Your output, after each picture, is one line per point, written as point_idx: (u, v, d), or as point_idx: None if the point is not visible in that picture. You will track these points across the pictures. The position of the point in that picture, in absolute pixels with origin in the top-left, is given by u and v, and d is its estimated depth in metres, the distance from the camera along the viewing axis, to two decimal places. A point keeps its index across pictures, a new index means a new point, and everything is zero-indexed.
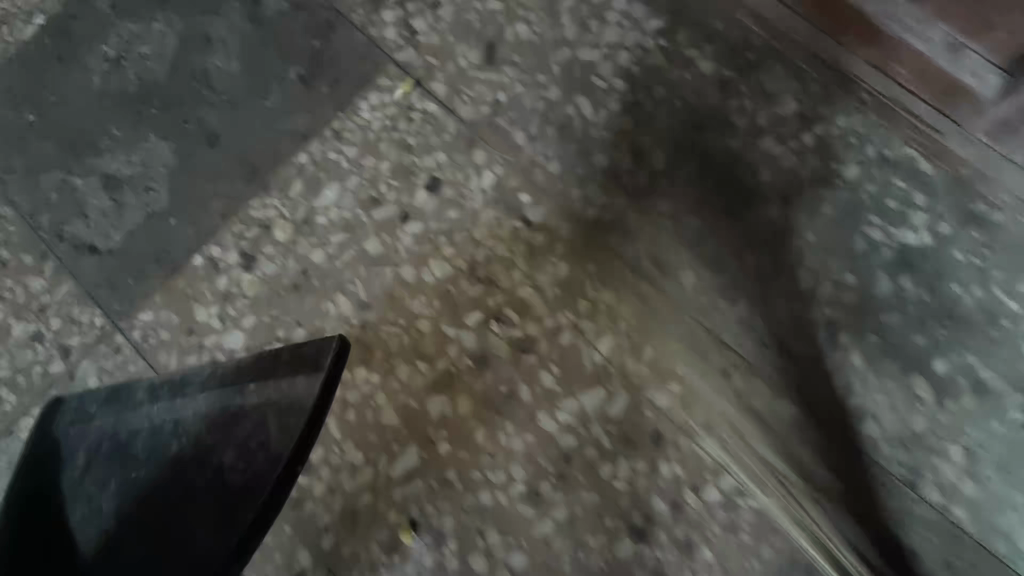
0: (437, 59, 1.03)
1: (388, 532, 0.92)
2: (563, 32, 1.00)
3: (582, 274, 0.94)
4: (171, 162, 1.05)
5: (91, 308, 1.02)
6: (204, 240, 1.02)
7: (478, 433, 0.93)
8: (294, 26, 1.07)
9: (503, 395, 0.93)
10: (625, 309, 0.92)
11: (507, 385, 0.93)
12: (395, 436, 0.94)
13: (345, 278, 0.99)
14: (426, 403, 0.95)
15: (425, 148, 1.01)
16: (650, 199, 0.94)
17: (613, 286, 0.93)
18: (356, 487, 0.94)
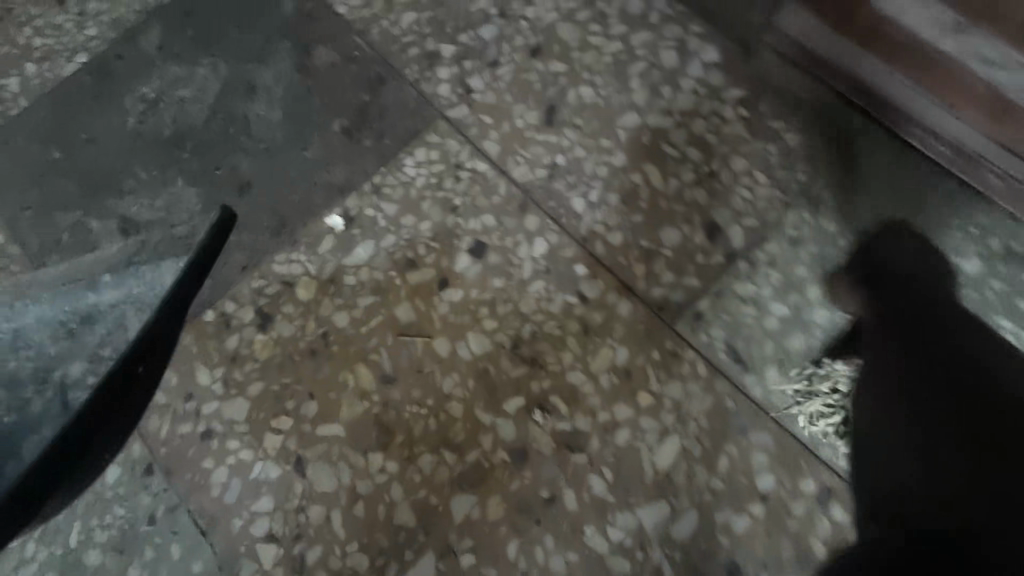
0: (491, 117, 0.95)
1: None
2: (632, 97, 0.92)
3: (644, 363, 0.82)
4: (196, 209, 0.97)
5: None
6: (218, 294, 0.92)
7: (511, 545, 0.77)
8: (343, 77, 1.01)
9: (544, 500, 0.78)
10: (696, 407, 0.79)
11: (549, 488, 0.78)
12: (410, 540, 0.78)
13: (368, 347, 0.87)
14: (450, 503, 0.79)
15: (471, 209, 0.91)
16: (728, 283, 0.83)
17: (681, 379, 0.80)
18: None
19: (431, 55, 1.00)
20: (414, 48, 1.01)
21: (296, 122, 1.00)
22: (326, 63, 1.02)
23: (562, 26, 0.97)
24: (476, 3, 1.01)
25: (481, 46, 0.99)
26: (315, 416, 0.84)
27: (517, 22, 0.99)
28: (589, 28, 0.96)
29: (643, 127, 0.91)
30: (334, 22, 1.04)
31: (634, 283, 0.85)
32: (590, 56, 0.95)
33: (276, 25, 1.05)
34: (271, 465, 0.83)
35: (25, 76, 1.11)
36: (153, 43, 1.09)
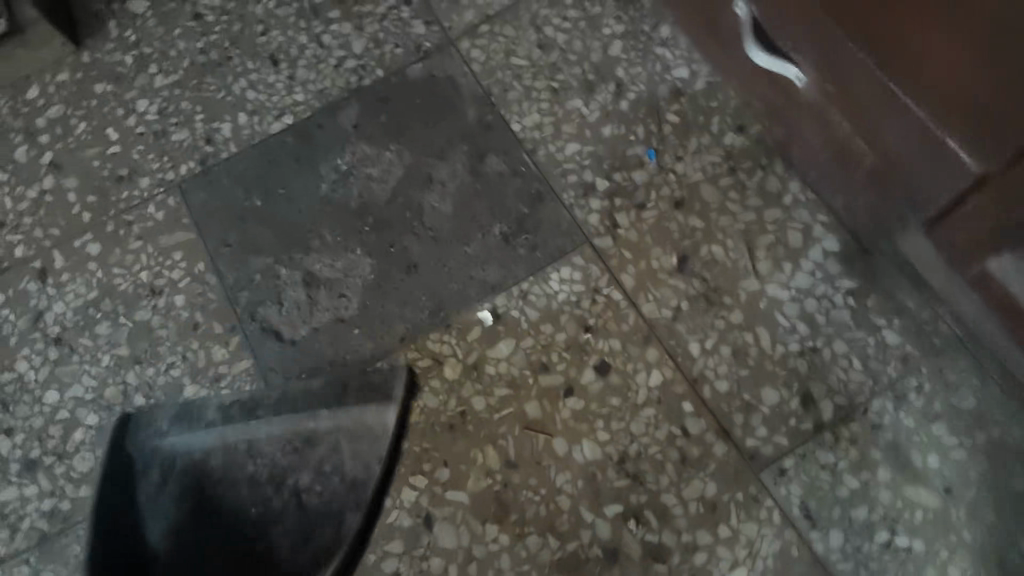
0: (631, 253, 1.12)
1: None
2: (756, 264, 1.08)
3: (729, 499, 0.98)
4: (369, 277, 1.15)
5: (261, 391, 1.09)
6: (380, 357, 1.10)
7: None
8: (508, 188, 1.18)
9: None
10: (766, 547, 0.96)
11: None
12: None
13: (498, 432, 1.04)
14: None
15: (602, 331, 1.08)
16: (813, 448, 0.99)
17: (758, 522, 0.97)
18: None
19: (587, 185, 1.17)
20: (573, 175, 1.18)
21: (463, 219, 1.17)
22: (496, 173, 1.20)
23: (705, 186, 1.13)
24: (633, 149, 1.17)
25: (631, 187, 1.16)
26: (447, 482, 1.01)
27: (667, 173, 1.15)
28: (729, 193, 1.12)
29: (760, 293, 1.07)
30: (508, 137, 1.22)
31: (731, 429, 1.01)
32: (726, 218, 1.11)
33: (459, 130, 1.23)
34: (405, 515, 1.00)
35: (235, 124, 1.27)
36: (350, 119, 1.25)
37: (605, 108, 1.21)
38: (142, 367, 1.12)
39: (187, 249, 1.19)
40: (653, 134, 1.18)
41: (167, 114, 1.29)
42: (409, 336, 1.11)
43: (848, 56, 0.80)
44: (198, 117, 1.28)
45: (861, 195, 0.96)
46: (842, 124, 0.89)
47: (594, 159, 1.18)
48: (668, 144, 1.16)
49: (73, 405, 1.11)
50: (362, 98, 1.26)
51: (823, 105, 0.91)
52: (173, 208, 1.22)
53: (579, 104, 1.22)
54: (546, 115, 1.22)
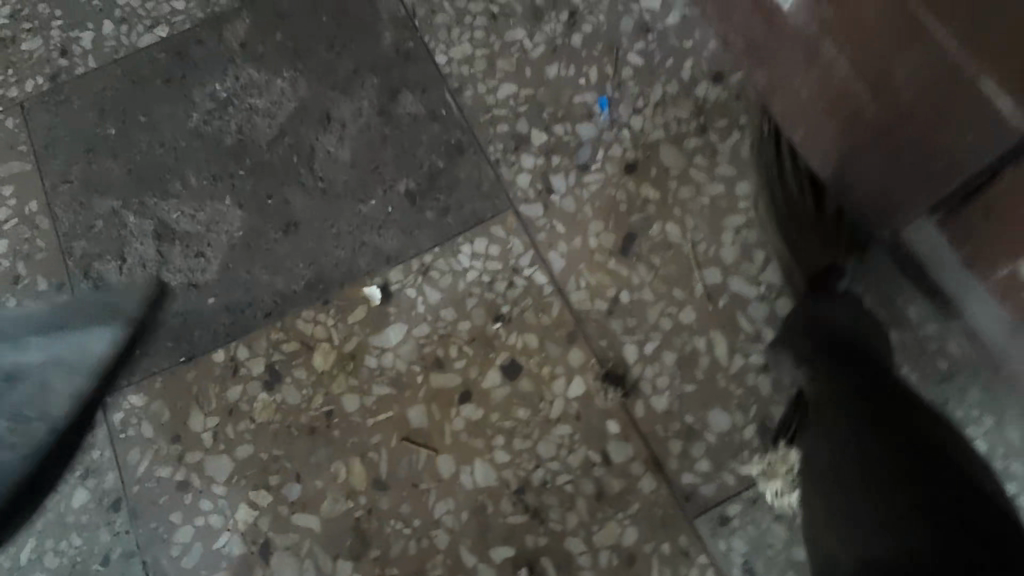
0: (564, 227, 0.88)
1: None
2: (721, 251, 0.84)
3: (652, 552, 0.76)
4: (237, 235, 0.91)
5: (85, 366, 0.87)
6: (237, 337, 0.87)
7: None
8: (423, 134, 0.94)
9: None
10: None
11: None
12: None
13: (369, 442, 0.81)
14: None
15: (517, 324, 0.85)
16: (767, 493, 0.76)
17: None
18: None
19: (520, 137, 0.92)
20: (503, 124, 0.93)
21: (362, 170, 0.93)
22: (410, 114, 0.95)
23: (666, 148, 0.89)
24: (583, 95, 0.93)
25: (574, 144, 0.91)
26: (297, 501, 0.80)
27: (620, 128, 0.91)
28: (695, 158, 0.88)
29: (721, 289, 0.83)
30: (429, 71, 0.96)
31: (665, 461, 0.78)
32: (688, 191, 0.87)
33: (371, 57, 0.98)
34: (236, 540, 0.79)
35: (98, 33, 1.02)
36: (238, 36, 1.00)
37: (553, 41, 0.95)
38: None
39: (20, 185, 0.95)
40: (609, 79, 0.93)
41: (18, 17, 1.04)
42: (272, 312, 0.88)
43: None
44: (56, 23, 1.03)
45: (854, 174, 0.72)
46: (842, 69, 0.65)
47: (532, 105, 0.93)
48: (626, 92, 0.92)
49: None
50: (255, 10, 1.00)
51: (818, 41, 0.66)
52: (11, 131, 0.98)
53: (521, 34, 0.96)
54: (479, 46, 0.97)
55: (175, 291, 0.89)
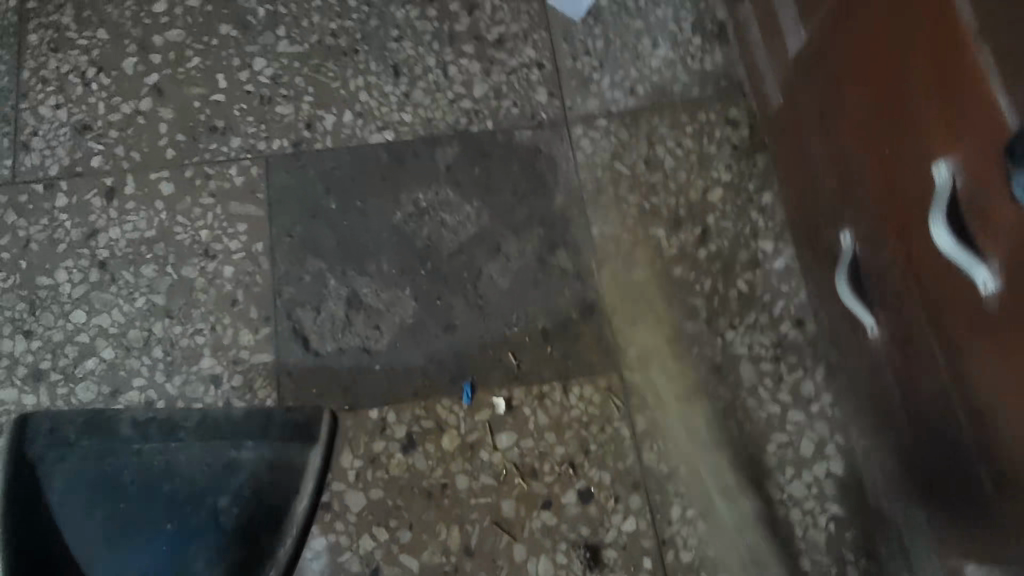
0: (651, 399, 1.15)
1: None
2: (762, 455, 1.12)
3: None
4: (408, 321, 1.17)
5: (270, 389, 1.11)
6: (389, 402, 1.12)
7: None
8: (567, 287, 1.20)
9: None
10: None
11: None
12: None
13: (468, 516, 1.08)
14: None
15: (598, 461, 1.11)
16: None
17: None
18: None
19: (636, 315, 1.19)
20: (629, 300, 1.19)
21: (512, 300, 1.19)
22: (560, 269, 1.21)
23: (745, 362, 1.16)
24: (694, 298, 1.20)
25: (679, 334, 1.18)
26: (405, 544, 1.06)
27: (716, 335, 1.18)
28: (765, 377, 1.15)
29: (753, 484, 1.11)
30: (584, 238, 1.23)
31: None
32: (751, 401, 1.14)
33: (542, 210, 1.24)
34: (355, 561, 1.05)
35: (339, 120, 1.25)
36: (446, 159, 1.25)
37: (683, 248, 1.22)
38: (171, 322, 1.13)
39: (252, 226, 1.19)
40: (718, 292, 1.20)
41: (278, 82, 1.26)
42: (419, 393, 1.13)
43: (920, 348, 0.85)
44: (308, 99, 1.26)
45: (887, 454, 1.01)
46: (896, 390, 0.94)
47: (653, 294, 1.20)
48: (728, 308, 1.19)
49: (94, 333, 1.12)
50: (465, 143, 1.26)
51: (886, 365, 0.95)
52: (253, 177, 1.21)
53: (660, 234, 1.23)
54: (627, 231, 1.23)
55: (353, 352, 1.14)
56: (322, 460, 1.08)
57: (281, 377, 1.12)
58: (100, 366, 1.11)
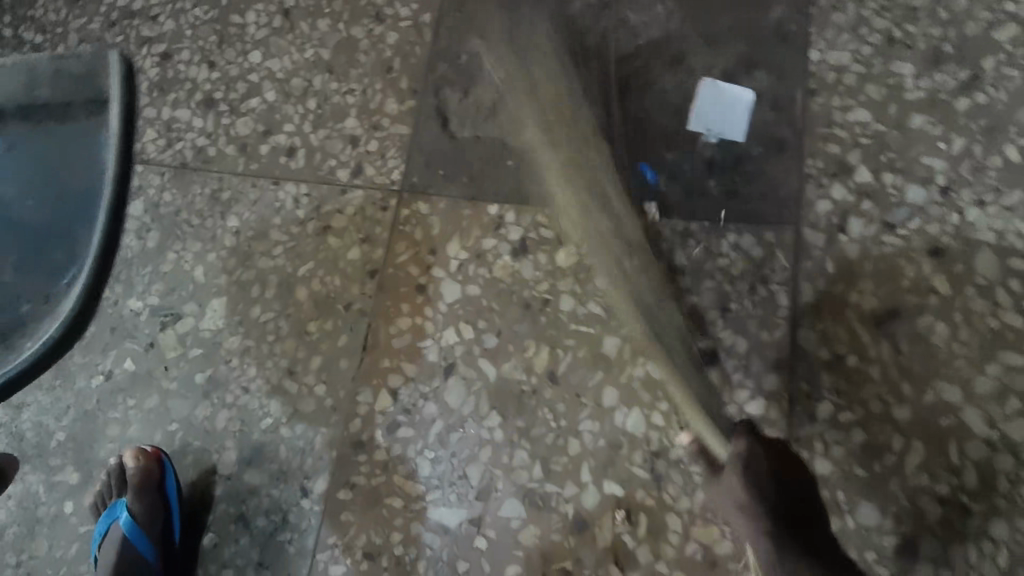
0: (833, 269, 0.87)
1: (382, 525, 0.89)
2: (976, 378, 0.80)
3: (741, 559, 0.80)
4: (555, 122, 1.03)
5: (66, 96, 1.23)
6: (511, 201, 1.01)
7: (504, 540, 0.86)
8: (720, 115, 0.97)
9: (561, 551, 0.85)
10: None
11: (571, 548, 0.85)
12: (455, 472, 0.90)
13: (563, 340, 0.93)
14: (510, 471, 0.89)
15: (736, 324, 0.88)
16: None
17: None
18: (386, 480, 0.91)
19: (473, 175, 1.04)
20: (835, 145, 0.91)
21: (681, 118, 0.98)
22: (742, 97, 0.96)
23: (986, 253, 0.83)
24: (932, 159, 0.88)
25: (894, 201, 0.87)
26: (488, 350, 0.95)
27: (951, 211, 0.86)
28: (1011, 278, 0.82)
29: (951, 408, 0.80)
30: (797, 60, 0.96)
31: None
32: (981, 305, 0.82)
33: (748, 24, 0.99)
34: (434, 349, 0.96)
35: None
36: None
37: (936, 92, 0.91)
38: (329, 78, 1.13)
39: None
40: (971, 156, 0.87)
41: None
42: (504, 235, 1.00)
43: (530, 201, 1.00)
44: None
45: None
46: (786, 235, 0.90)
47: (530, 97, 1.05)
48: (981, 180, 0.86)
49: (262, 75, 1.15)
50: None
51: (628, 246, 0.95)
52: None
53: (906, 68, 0.92)
54: (859, 60, 0.94)
55: (577, 233, 0.97)
56: (61, 177, 1.19)
57: (414, 152, 1.06)
58: (260, 106, 1.14)
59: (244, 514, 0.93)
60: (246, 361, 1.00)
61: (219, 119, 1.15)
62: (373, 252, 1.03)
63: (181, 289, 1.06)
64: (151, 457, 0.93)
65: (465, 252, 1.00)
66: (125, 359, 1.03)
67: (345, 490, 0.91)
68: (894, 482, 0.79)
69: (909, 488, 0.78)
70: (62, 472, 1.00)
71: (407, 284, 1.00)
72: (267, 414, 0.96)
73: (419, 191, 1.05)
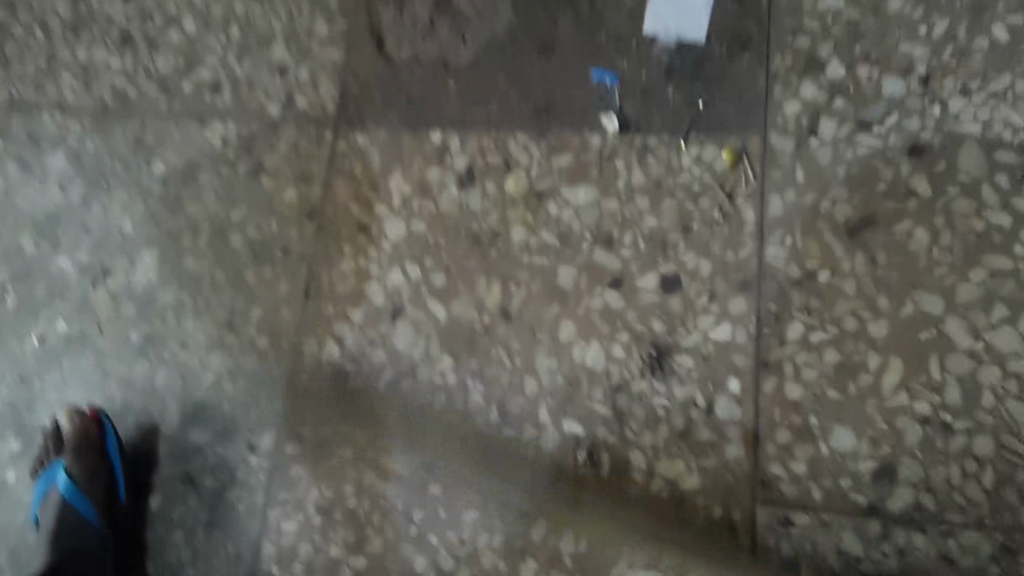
0: (803, 178, 0.79)
1: (335, 478, 0.85)
2: (958, 286, 0.73)
3: (708, 493, 0.76)
4: (499, 35, 0.93)
5: None
6: (455, 126, 0.92)
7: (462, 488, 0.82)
8: (677, 10, 0.85)
9: (520, 495, 0.80)
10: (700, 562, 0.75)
11: (530, 492, 0.80)
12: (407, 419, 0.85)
13: (515, 274, 0.86)
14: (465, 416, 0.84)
15: (699, 244, 0.81)
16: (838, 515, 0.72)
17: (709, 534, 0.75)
18: (336, 432, 0.86)
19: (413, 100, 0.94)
20: (805, 38, 0.82)
21: (636, 20, 0.88)
22: None
23: (971, 149, 0.75)
24: (912, 47, 0.79)
25: (869, 97, 0.79)
26: (437, 288, 0.88)
27: (933, 104, 0.77)
28: (997, 175, 0.74)
29: (931, 320, 0.73)
30: None
31: (765, 443, 0.75)
32: (965, 207, 0.74)
33: None
34: (380, 291, 0.90)
35: None
36: None
37: None
38: (251, 2, 1.02)
39: None
40: (954, 40, 0.78)
41: None
42: (449, 165, 0.92)
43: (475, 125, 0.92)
44: None
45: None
46: (752, 143, 0.81)
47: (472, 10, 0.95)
48: (966, 66, 0.77)
49: (181, 4, 1.05)
50: None
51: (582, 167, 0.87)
52: None
53: None
54: None
55: (527, 157, 0.89)
56: None
57: (348, 79, 0.97)
58: (180, 38, 1.04)
59: (191, 475, 0.89)
60: (184, 315, 0.94)
61: (138, 55, 1.05)
62: (310, 192, 0.95)
63: (110, 243, 0.98)
64: (88, 419, 0.89)
65: (407, 185, 0.92)
66: (58, 321, 0.97)
67: (293, 444, 0.87)
68: (877, 402, 0.73)
69: (892, 407, 0.72)
70: (2, 441, 0.95)
71: (348, 224, 0.93)
72: (208, 371, 0.91)
73: (356, 121, 0.96)
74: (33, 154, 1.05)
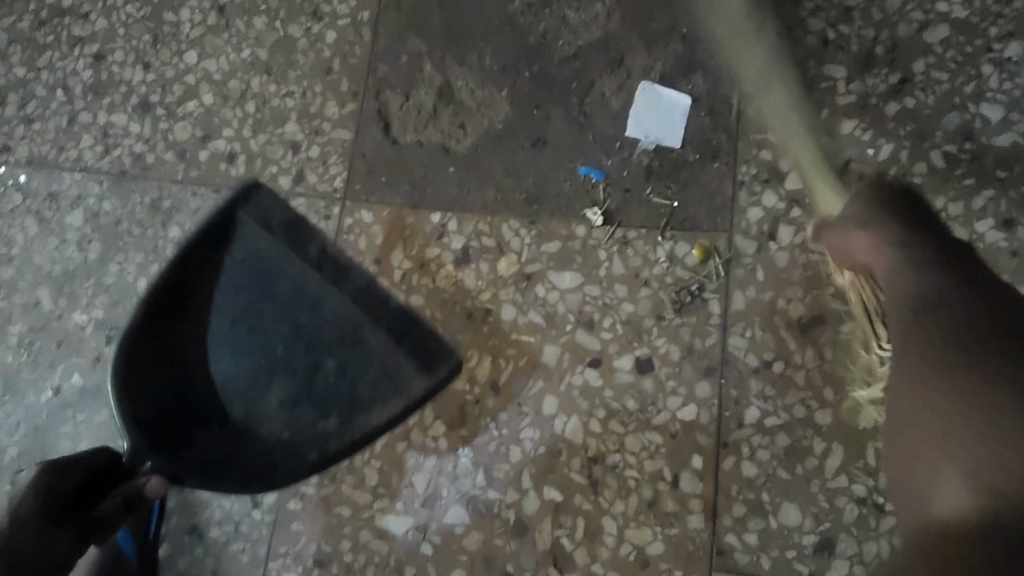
0: (763, 277, 0.90)
1: (333, 534, 0.93)
2: None
3: (671, 557, 0.85)
4: (496, 127, 1.01)
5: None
6: (454, 209, 1.01)
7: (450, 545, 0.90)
8: (658, 121, 0.96)
9: (504, 553, 0.89)
10: None
11: (513, 551, 0.89)
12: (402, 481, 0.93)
13: (505, 349, 0.95)
14: (454, 479, 0.92)
15: (671, 332, 0.91)
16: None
17: None
18: (336, 490, 0.94)
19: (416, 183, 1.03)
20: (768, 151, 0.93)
21: (621, 122, 0.97)
22: (679, 102, 0.96)
23: None
24: (860, 166, 0.90)
25: None
26: None
27: None
28: None
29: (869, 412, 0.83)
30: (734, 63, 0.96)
31: (723, 515, 0.85)
32: None
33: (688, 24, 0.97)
34: None
35: None
36: None
37: (867, 97, 0.92)
38: (267, 80, 1.10)
39: None
40: (896, 163, 0.89)
41: None
42: (447, 244, 1.00)
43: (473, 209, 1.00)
44: None
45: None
46: (720, 243, 0.92)
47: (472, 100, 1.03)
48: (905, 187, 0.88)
49: (199, 76, 1.12)
50: None
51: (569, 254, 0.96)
52: None
53: (839, 72, 0.93)
54: (795, 63, 0.94)
55: (519, 242, 0.98)
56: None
57: (356, 158, 1.05)
58: (198, 110, 1.11)
59: (198, 525, 0.95)
60: None
61: (156, 122, 1.12)
62: None
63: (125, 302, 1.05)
64: None
65: (408, 262, 1.01)
66: (74, 375, 1.04)
67: (295, 500, 0.94)
68: None
69: None
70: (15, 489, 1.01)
71: None
72: None
73: (362, 199, 1.04)
74: (51, 211, 1.11)
